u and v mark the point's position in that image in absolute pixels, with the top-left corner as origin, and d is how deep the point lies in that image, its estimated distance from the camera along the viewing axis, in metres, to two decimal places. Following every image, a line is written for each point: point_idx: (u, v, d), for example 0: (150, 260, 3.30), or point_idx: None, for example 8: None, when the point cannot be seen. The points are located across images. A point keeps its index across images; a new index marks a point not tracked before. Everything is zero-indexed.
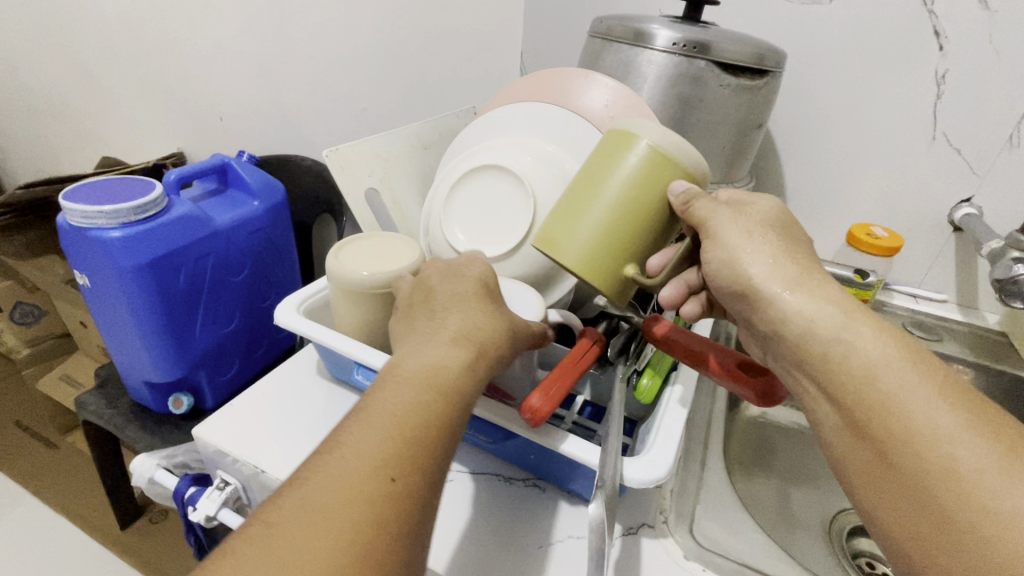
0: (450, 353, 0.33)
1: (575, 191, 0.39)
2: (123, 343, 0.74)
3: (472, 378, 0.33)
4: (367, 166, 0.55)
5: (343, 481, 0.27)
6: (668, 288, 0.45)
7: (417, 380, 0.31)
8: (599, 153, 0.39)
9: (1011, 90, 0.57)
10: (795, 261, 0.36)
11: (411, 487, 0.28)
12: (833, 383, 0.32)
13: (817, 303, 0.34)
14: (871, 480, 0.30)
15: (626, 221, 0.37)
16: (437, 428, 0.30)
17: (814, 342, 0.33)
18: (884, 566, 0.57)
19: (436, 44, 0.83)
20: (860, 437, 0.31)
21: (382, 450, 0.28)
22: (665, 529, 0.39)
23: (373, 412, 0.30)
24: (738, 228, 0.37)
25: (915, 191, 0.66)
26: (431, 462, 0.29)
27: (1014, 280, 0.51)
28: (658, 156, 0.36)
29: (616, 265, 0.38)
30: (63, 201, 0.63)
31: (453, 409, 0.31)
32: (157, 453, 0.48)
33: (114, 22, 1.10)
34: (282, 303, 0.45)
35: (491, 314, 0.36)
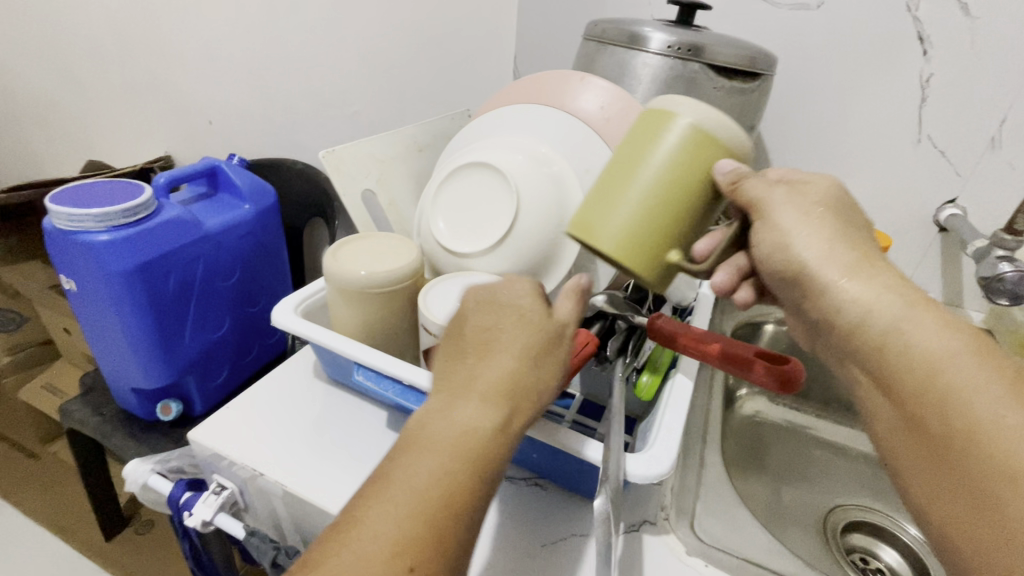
0: (483, 417, 0.28)
1: (612, 175, 0.37)
2: (111, 349, 0.73)
3: (505, 444, 0.29)
4: (363, 167, 0.55)
5: (361, 572, 0.25)
6: (720, 274, 0.44)
7: (445, 447, 0.28)
8: (634, 135, 0.37)
9: (992, 95, 0.59)
10: (851, 244, 0.36)
11: (430, 575, 0.25)
12: (888, 373, 0.33)
13: (877, 293, 0.34)
14: (926, 472, 0.30)
15: (670, 203, 0.35)
16: (463, 506, 0.27)
17: (871, 331, 0.34)
18: (878, 562, 0.58)
19: (429, 47, 0.83)
20: (918, 431, 0.31)
21: (404, 536, 0.26)
22: (667, 525, 0.39)
23: (397, 488, 0.27)
24: (794, 210, 0.36)
25: (901, 193, 0.67)
26: (456, 542, 0.27)
27: (999, 278, 0.52)
28: (700, 133, 0.34)
29: (660, 249, 0.36)
30: (50, 205, 0.63)
31: (482, 482, 0.28)
32: (151, 457, 0.47)
33: (100, 24, 1.08)
34: (279, 304, 0.45)
35: (530, 360, 0.30)
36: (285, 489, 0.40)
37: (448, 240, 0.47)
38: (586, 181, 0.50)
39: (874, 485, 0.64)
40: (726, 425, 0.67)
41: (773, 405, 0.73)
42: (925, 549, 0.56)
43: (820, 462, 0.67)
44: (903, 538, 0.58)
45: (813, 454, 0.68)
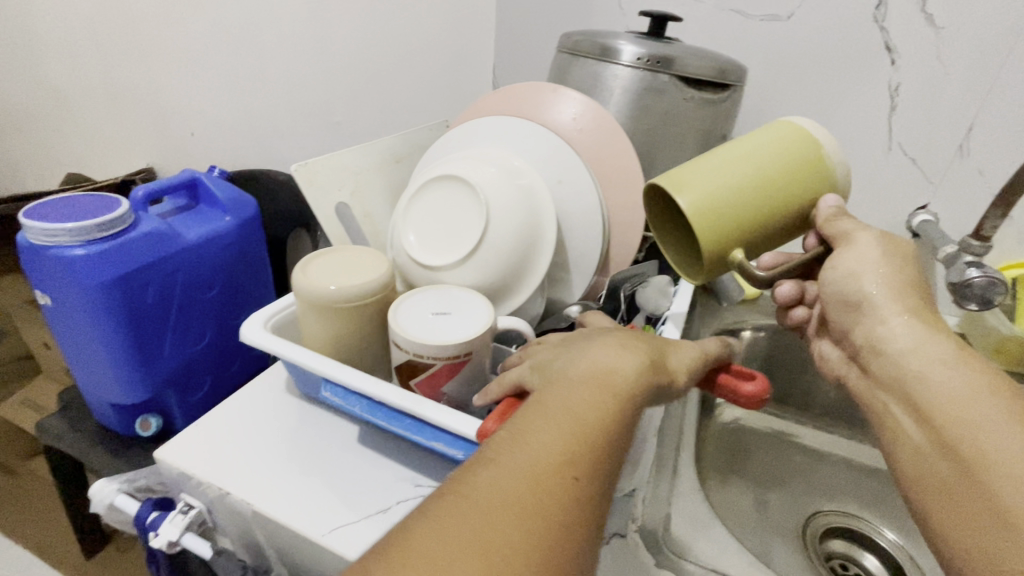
0: (626, 365, 0.32)
1: (721, 158, 0.40)
2: (88, 364, 0.72)
3: (644, 394, 0.32)
4: (336, 180, 0.55)
5: (528, 468, 0.26)
6: (787, 286, 0.48)
7: (591, 382, 0.31)
8: (767, 133, 0.40)
9: (959, 103, 0.60)
10: (917, 292, 0.38)
11: (592, 491, 0.26)
12: (924, 402, 0.34)
13: (927, 333, 0.36)
14: (944, 494, 0.31)
15: (766, 206, 0.39)
16: (614, 437, 0.29)
17: (915, 363, 0.36)
18: (856, 567, 0.58)
19: (407, 58, 0.83)
20: (943, 453, 0.32)
21: (565, 444, 0.27)
22: (637, 538, 0.39)
23: (556, 409, 0.29)
24: (878, 248, 0.39)
25: (874, 200, 0.68)
26: (606, 475, 0.27)
27: (968, 283, 0.53)
28: (820, 167, 0.40)
29: (729, 242, 0.39)
30: (24, 219, 0.62)
31: (628, 419, 0.30)
32: (118, 476, 0.46)
33: (80, 36, 1.08)
34: (248, 320, 0.45)
35: (655, 344, 0.36)
36: (254, 509, 0.39)
37: (419, 253, 0.47)
38: (558, 191, 0.51)
39: (853, 491, 0.65)
40: (705, 432, 0.67)
41: (753, 411, 0.73)
42: (903, 557, 0.57)
43: (800, 469, 0.67)
44: (881, 543, 0.59)
45: (793, 460, 0.68)
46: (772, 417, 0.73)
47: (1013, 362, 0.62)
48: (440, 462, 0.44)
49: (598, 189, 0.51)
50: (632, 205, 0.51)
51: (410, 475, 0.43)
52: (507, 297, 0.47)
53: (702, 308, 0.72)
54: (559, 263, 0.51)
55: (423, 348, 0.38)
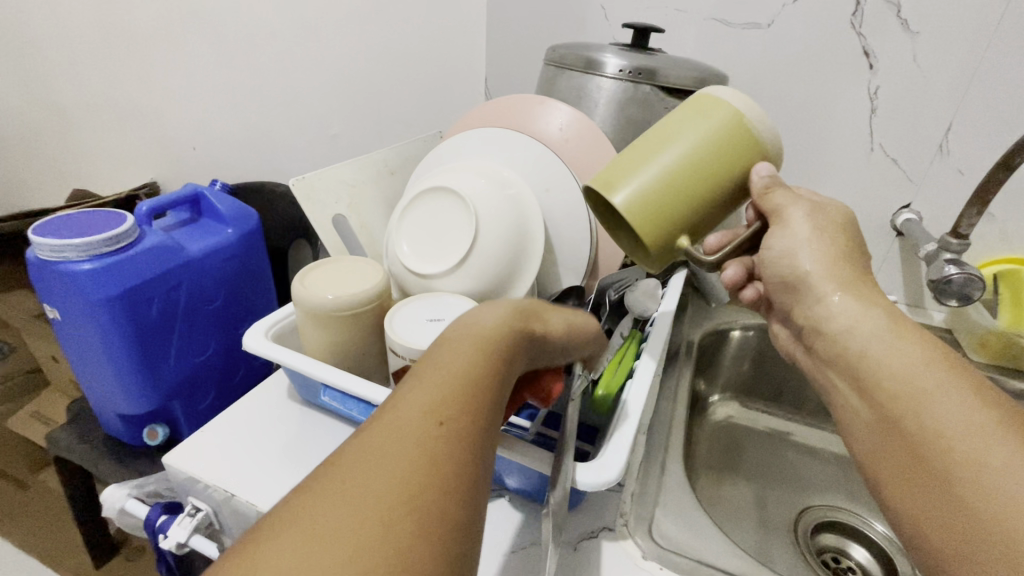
0: (492, 320, 0.33)
1: (644, 146, 0.40)
2: (96, 375, 0.74)
3: (513, 344, 0.32)
4: (333, 193, 0.57)
5: (392, 426, 0.25)
6: (732, 268, 0.49)
7: (461, 339, 0.31)
8: (682, 113, 0.40)
9: (938, 105, 0.62)
10: (850, 264, 0.40)
11: (462, 431, 0.26)
12: (862, 372, 0.37)
13: (862, 308, 0.38)
14: (885, 456, 0.33)
15: (696, 184, 0.39)
16: (483, 381, 0.28)
17: (852, 338, 0.38)
18: (849, 560, 0.59)
19: (402, 72, 0.86)
20: (884, 422, 0.34)
21: (429, 397, 0.27)
22: (624, 531, 0.41)
23: (422, 370, 0.28)
24: (810, 224, 0.41)
25: (859, 200, 0.70)
26: (480, 414, 0.27)
27: (947, 279, 0.54)
28: (742, 131, 0.39)
29: (672, 228, 0.40)
30: (32, 236, 0.64)
31: (498, 366, 0.30)
32: (128, 482, 0.48)
33: (84, 57, 1.10)
34: (250, 328, 0.46)
35: (528, 306, 0.36)
36: (259, 509, 0.41)
37: (411, 262, 0.49)
38: (546, 200, 0.52)
39: (845, 485, 0.66)
40: (699, 430, 0.69)
41: (746, 409, 0.75)
42: (894, 549, 0.59)
43: (793, 464, 0.69)
44: (873, 536, 0.60)
45: (786, 456, 0.69)
46: (764, 414, 0.74)
47: (999, 356, 0.64)
48: None
49: (586, 198, 0.53)
50: None
51: None
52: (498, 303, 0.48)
53: (692, 308, 0.73)
54: (549, 268, 0.53)
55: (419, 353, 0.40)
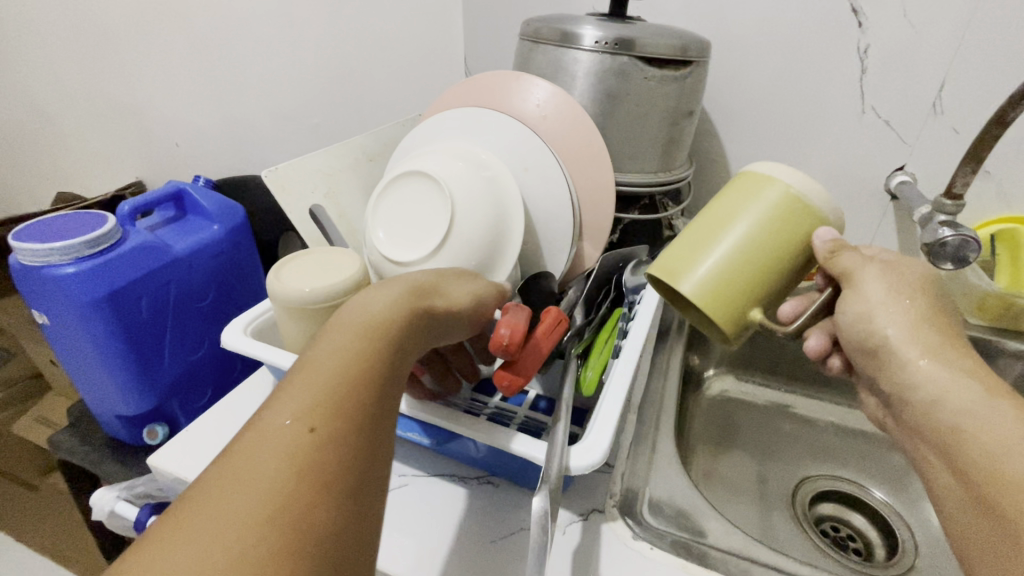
0: (381, 304, 0.34)
1: (704, 228, 0.39)
2: (91, 378, 0.73)
3: (406, 331, 0.33)
4: (309, 183, 0.56)
5: (252, 436, 0.27)
6: (814, 338, 0.44)
7: (350, 328, 0.32)
8: (731, 193, 0.39)
9: (931, 62, 0.59)
10: (938, 329, 0.35)
11: (334, 435, 0.27)
12: (958, 454, 0.31)
13: (954, 377, 0.33)
14: (987, 555, 0.28)
15: (760, 261, 0.37)
16: (366, 377, 0.30)
17: (945, 412, 0.32)
18: (847, 528, 0.59)
19: (378, 55, 0.83)
20: (982, 510, 0.28)
21: (306, 403, 0.28)
22: (613, 512, 0.41)
23: (301, 371, 0.30)
24: (886, 285, 0.36)
25: (852, 165, 0.68)
26: (363, 411, 0.29)
27: (941, 242, 0.53)
28: (801, 202, 0.37)
29: (741, 305, 0.38)
30: (14, 241, 0.63)
31: (382, 357, 0.31)
32: (119, 484, 0.48)
33: (57, 55, 1.08)
34: (227, 326, 0.46)
35: (427, 283, 0.37)
36: None
37: (388, 251, 0.47)
38: (525, 180, 0.51)
39: (846, 456, 0.65)
40: (694, 406, 0.69)
41: (742, 383, 0.74)
42: (892, 514, 0.59)
43: (791, 436, 0.68)
44: (871, 502, 0.60)
45: (784, 429, 0.69)
46: (761, 386, 0.73)
47: (996, 318, 0.63)
48: (429, 455, 0.46)
49: (566, 175, 0.52)
50: (600, 190, 0.52)
51: (394, 465, 0.45)
52: None
53: None
54: (532, 250, 0.52)
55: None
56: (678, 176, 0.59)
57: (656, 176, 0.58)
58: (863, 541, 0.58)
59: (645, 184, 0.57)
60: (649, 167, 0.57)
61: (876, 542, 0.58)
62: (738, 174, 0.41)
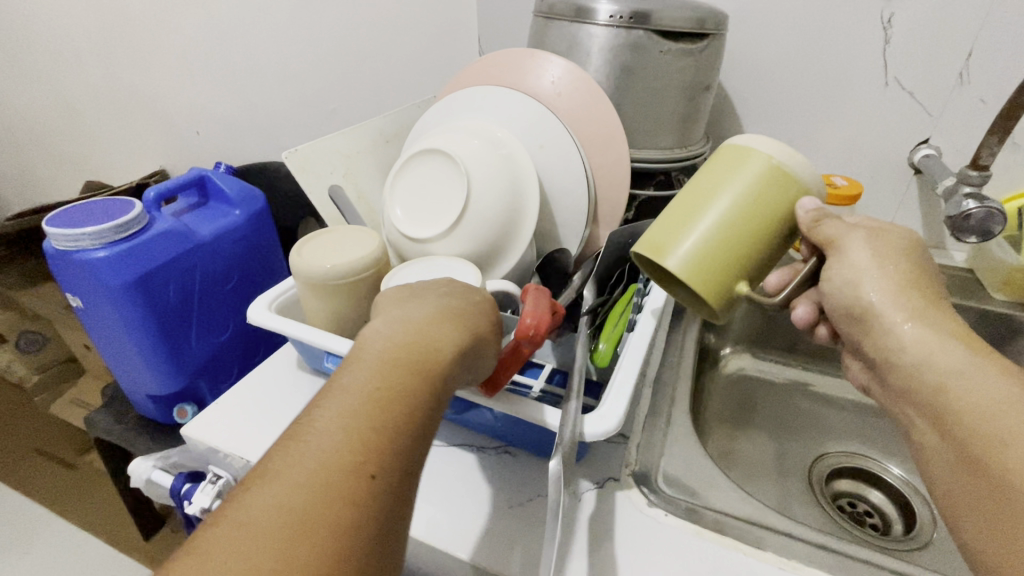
0: (435, 336, 0.32)
1: (685, 203, 0.39)
2: (123, 359, 0.76)
3: (455, 366, 0.33)
4: (328, 164, 0.57)
5: (302, 475, 0.26)
6: (801, 307, 0.45)
7: (399, 355, 0.31)
8: (711, 168, 0.39)
9: (959, 30, 0.57)
10: (921, 292, 0.36)
11: (390, 484, 0.27)
12: (945, 413, 0.33)
13: (940, 340, 0.34)
14: (970, 509, 0.30)
15: (746, 234, 0.37)
16: (417, 419, 0.30)
17: (931, 375, 0.34)
18: (864, 503, 0.60)
19: (393, 38, 0.84)
20: (965, 467, 0.30)
21: (366, 443, 0.27)
22: (629, 480, 0.41)
23: (347, 400, 0.29)
24: (870, 251, 0.37)
25: (875, 139, 0.66)
26: (414, 457, 0.29)
27: (965, 215, 0.52)
28: (783, 172, 0.37)
29: (730, 278, 0.38)
30: (48, 227, 0.66)
31: (431, 391, 0.31)
32: (154, 455, 0.50)
33: (81, 46, 1.10)
34: (252, 303, 0.47)
35: (475, 317, 0.35)
36: None
37: (406, 228, 0.48)
38: (540, 157, 0.52)
39: (864, 432, 0.65)
40: (710, 383, 0.69)
41: (759, 361, 0.74)
42: (910, 492, 0.59)
43: (808, 413, 0.68)
44: (888, 480, 0.60)
45: (801, 406, 0.68)
46: (778, 365, 0.73)
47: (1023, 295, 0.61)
48: (448, 427, 0.48)
49: (581, 151, 0.52)
50: (614, 167, 0.53)
51: None
52: (495, 261, 0.48)
53: None
54: (546, 228, 0.53)
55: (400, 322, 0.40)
56: (694, 152, 0.59)
57: (672, 152, 0.58)
58: (880, 517, 0.58)
59: (660, 161, 0.57)
60: (664, 143, 0.57)
61: (894, 517, 0.58)
62: (718, 149, 0.40)
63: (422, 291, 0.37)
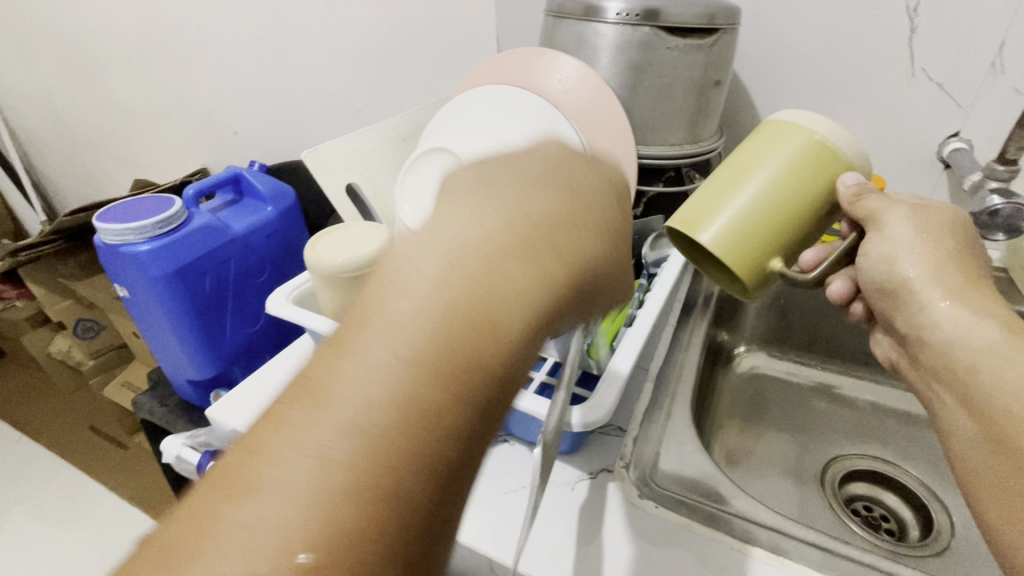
0: (490, 263, 0.27)
1: (726, 177, 0.39)
2: (164, 345, 0.82)
3: (509, 319, 0.27)
4: (345, 163, 0.60)
5: (327, 419, 0.24)
6: (837, 282, 0.44)
7: (446, 292, 0.26)
8: (753, 143, 0.40)
9: (992, 16, 0.55)
10: (961, 268, 0.36)
11: (404, 460, 0.24)
12: (973, 394, 0.32)
13: (975, 317, 0.34)
14: (1001, 493, 0.29)
15: (785, 210, 0.38)
16: (447, 378, 0.25)
17: (964, 353, 0.33)
18: (879, 508, 0.59)
19: (415, 40, 0.86)
20: (996, 448, 0.30)
21: (389, 425, 0.24)
22: (621, 473, 0.42)
23: (371, 342, 0.25)
24: (914, 227, 0.36)
25: (902, 132, 0.64)
26: (436, 414, 0.25)
27: (990, 211, 0.50)
28: (824, 149, 0.37)
29: (765, 254, 0.38)
30: (98, 223, 0.71)
31: (468, 346, 0.25)
32: (185, 433, 0.54)
33: (132, 54, 1.18)
34: (271, 295, 0.50)
35: (557, 264, 0.29)
36: None
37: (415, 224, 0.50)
38: None
39: (876, 433, 0.64)
40: (723, 381, 0.68)
41: (774, 359, 0.73)
42: (929, 495, 0.57)
43: (823, 414, 0.66)
44: (907, 483, 0.59)
45: (816, 407, 0.67)
46: (797, 363, 0.72)
47: None
48: None
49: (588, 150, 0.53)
50: (621, 165, 0.53)
51: None
52: None
53: None
54: None
55: None
56: (705, 147, 0.59)
57: (680, 147, 0.58)
58: (896, 522, 0.57)
59: (669, 157, 0.57)
60: (674, 139, 0.57)
61: (910, 522, 0.56)
62: (761, 124, 0.41)
63: (473, 177, 0.30)
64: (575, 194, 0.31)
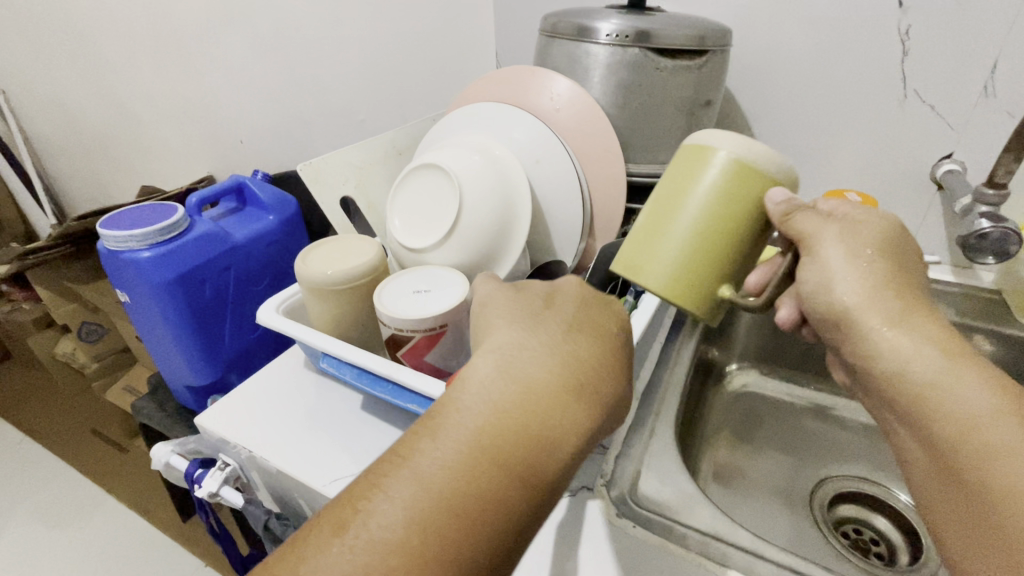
0: (543, 390, 0.30)
1: (657, 212, 0.39)
2: (163, 351, 0.83)
3: (561, 424, 0.30)
4: (341, 175, 0.60)
5: (406, 483, 0.28)
6: (785, 309, 0.43)
7: (511, 388, 0.30)
8: (675, 170, 0.38)
9: (982, 40, 0.55)
10: (896, 290, 0.35)
11: (467, 536, 0.27)
12: (927, 425, 0.33)
13: (915, 345, 0.34)
14: (963, 527, 0.30)
15: (719, 240, 0.37)
16: (508, 467, 0.28)
17: (912, 383, 0.34)
18: (869, 531, 0.58)
19: (416, 53, 0.87)
20: (953, 482, 0.31)
21: (435, 530, 0.26)
22: (601, 491, 0.42)
23: (444, 424, 0.29)
24: (845, 250, 0.36)
25: (896, 152, 0.64)
26: (495, 500, 0.28)
27: (978, 233, 0.50)
28: (742, 167, 0.35)
29: (711, 284, 0.38)
30: (101, 229, 0.73)
31: (524, 440, 0.29)
32: (175, 440, 0.55)
33: (142, 63, 1.20)
34: (262, 306, 0.51)
35: (602, 374, 0.32)
36: (278, 466, 0.46)
37: (404, 239, 0.51)
38: (536, 171, 0.53)
39: (871, 455, 0.63)
40: (713, 400, 0.68)
41: (766, 377, 0.72)
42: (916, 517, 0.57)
43: (815, 435, 0.66)
44: (894, 505, 0.58)
45: (808, 426, 0.67)
46: (790, 382, 0.72)
47: None
48: None
49: (579, 168, 0.54)
50: (610, 183, 0.54)
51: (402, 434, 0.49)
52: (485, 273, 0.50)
53: None
54: (541, 238, 0.54)
55: (390, 318, 0.43)
56: None
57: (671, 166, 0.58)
58: (886, 545, 0.57)
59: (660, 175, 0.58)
60: (664, 157, 0.58)
61: (900, 546, 0.56)
62: (680, 147, 0.39)
63: (524, 313, 0.35)
64: (607, 301, 0.36)
